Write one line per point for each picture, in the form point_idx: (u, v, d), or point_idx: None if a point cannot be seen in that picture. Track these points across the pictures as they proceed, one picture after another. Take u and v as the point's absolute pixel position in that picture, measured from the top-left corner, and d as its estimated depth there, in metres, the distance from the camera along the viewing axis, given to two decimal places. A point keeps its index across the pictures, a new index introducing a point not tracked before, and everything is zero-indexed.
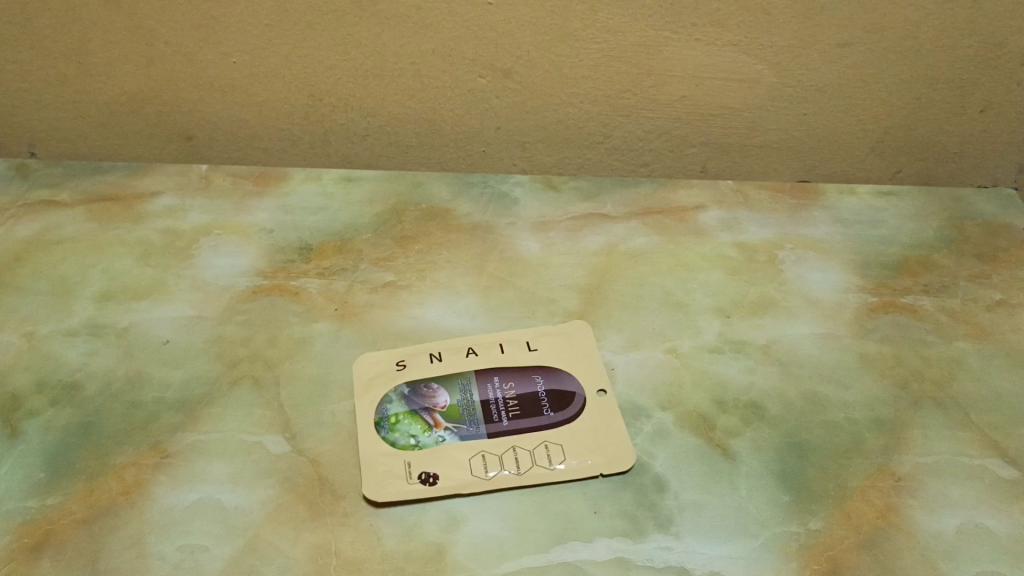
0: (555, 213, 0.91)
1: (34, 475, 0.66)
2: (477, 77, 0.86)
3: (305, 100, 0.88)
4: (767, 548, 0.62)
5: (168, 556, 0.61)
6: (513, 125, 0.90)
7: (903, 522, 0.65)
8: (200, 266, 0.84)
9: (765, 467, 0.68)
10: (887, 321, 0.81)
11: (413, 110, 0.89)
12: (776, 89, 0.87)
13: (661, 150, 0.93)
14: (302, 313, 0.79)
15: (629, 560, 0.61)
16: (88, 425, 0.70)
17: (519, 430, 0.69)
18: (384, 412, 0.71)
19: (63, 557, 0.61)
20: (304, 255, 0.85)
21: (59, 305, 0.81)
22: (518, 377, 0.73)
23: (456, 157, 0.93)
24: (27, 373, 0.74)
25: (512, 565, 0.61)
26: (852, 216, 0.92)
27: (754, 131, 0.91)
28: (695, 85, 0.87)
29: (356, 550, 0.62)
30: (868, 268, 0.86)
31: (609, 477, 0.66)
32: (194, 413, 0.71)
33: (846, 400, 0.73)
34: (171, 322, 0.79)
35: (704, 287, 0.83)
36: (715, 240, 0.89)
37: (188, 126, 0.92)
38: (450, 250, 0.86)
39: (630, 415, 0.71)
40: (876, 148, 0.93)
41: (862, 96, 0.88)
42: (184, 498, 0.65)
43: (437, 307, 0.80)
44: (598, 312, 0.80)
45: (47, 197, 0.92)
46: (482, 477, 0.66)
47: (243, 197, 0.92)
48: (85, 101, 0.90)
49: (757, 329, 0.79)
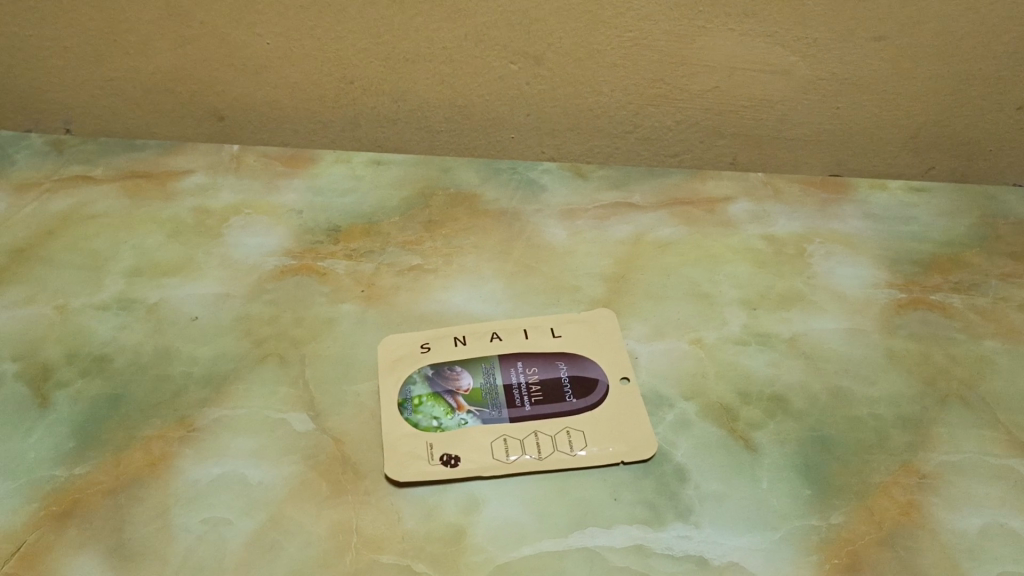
0: (582, 201, 0.91)
1: (63, 445, 0.67)
2: (508, 63, 0.86)
3: (337, 82, 0.89)
4: (787, 541, 0.62)
5: (192, 528, 0.62)
6: (543, 113, 0.90)
7: (926, 520, 0.64)
8: (229, 244, 0.85)
9: (788, 460, 0.67)
10: (915, 318, 0.80)
11: (443, 95, 0.89)
12: (810, 81, 0.86)
13: (691, 141, 0.93)
14: (329, 293, 0.80)
15: (648, 548, 0.61)
16: (117, 397, 0.71)
17: (542, 415, 0.69)
18: (407, 393, 0.71)
19: (90, 525, 0.62)
20: (332, 236, 0.86)
21: (91, 279, 0.82)
22: (542, 362, 0.73)
23: (485, 143, 0.94)
24: (58, 344, 0.75)
25: (531, 549, 0.61)
26: (883, 212, 0.91)
27: (786, 124, 0.90)
28: (728, 76, 0.86)
29: (376, 529, 0.62)
30: (897, 265, 0.86)
31: (630, 465, 0.67)
32: (220, 388, 0.72)
33: (871, 396, 0.73)
34: (200, 299, 0.80)
35: (731, 278, 0.83)
36: (743, 232, 0.88)
37: (221, 106, 0.92)
38: (477, 235, 0.87)
39: (652, 404, 0.71)
40: (909, 144, 0.92)
41: (897, 91, 0.87)
42: (209, 472, 0.66)
43: (462, 292, 0.81)
44: (623, 300, 0.80)
45: (81, 172, 0.93)
46: (503, 460, 0.66)
47: (274, 178, 0.92)
48: (121, 79, 0.91)
49: (783, 322, 0.79)
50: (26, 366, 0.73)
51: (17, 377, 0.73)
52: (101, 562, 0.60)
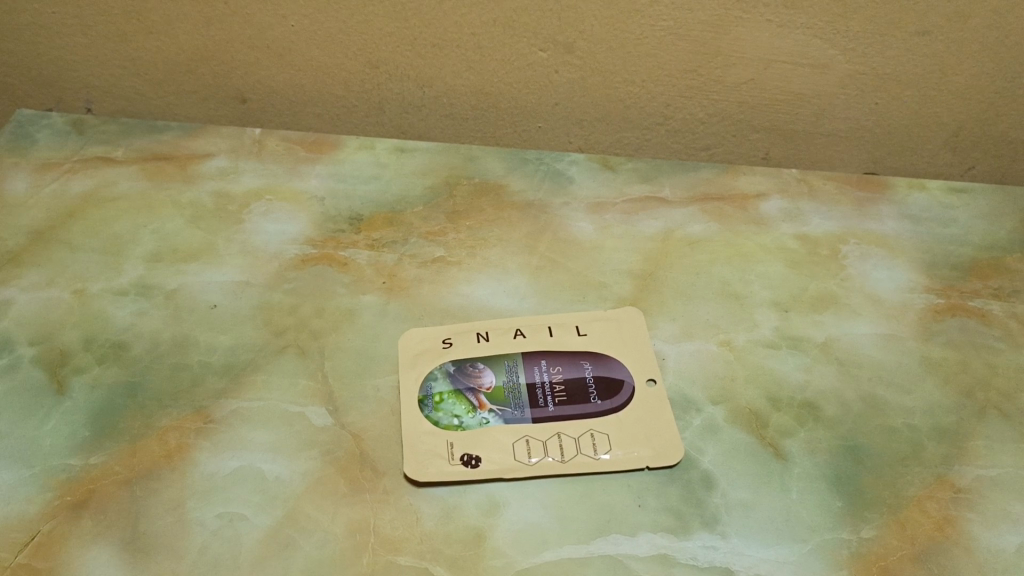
0: (610, 194, 0.89)
1: (79, 433, 0.66)
2: (538, 51, 0.83)
3: (363, 67, 0.87)
4: (816, 554, 0.60)
5: (207, 523, 0.61)
6: (572, 102, 0.88)
7: (961, 537, 0.62)
8: (250, 230, 0.83)
9: (818, 470, 0.65)
10: (952, 325, 0.77)
11: (470, 82, 0.87)
12: (848, 75, 0.84)
13: (723, 134, 0.90)
14: (350, 284, 0.78)
15: (673, 557, 0.60)
16: (134, 385, 0.70)
17: (565, 416, 0.68)
18: (428, 389, 0.70)
19: (106, 516, 0.61)
20: (354, 225, 0.84)
21: (110, 263, 0.81)
22: (566, 361, 0.71)
23: (512, 132, 0.92)
24: (75, 329, 0.74)
25: (552, 555, 0.60)
26: (921, 212, 0.88)
27: (822, 118, 0.88)
28: (764, 68, 0.84)
29: (395, 529, 0.61)
30: (935, 269, 0.83)
31: (655, 470, 0.65)
32: (238, 379, 0.70)
33: (906, 405, 0.71)
34: (219, 287, 0.78)
35: (762, 278, 0.81)
36: (776, 230, 0.86)
37: (244, 89, 0.91)
38: (503, 228, 0.85)
39: (679, 408, 0.69)
40: (949, 142, 0.89)
41: (939, 87, 0.84)
42: (226, 465, 0.65)
43: (486, 286, 0.79)
44: (651, 299, 0.78)
45: (102, 153, 0.91)
46: (525, 462, 0.65)
47: (296, 162, 0.90)
48: (143, 59, 0.89)
49: (816, 326, 0.76)
50: (44, 351, 0.72)
51: (34, 362, 0.71)
52: (115, 555, 0.59)
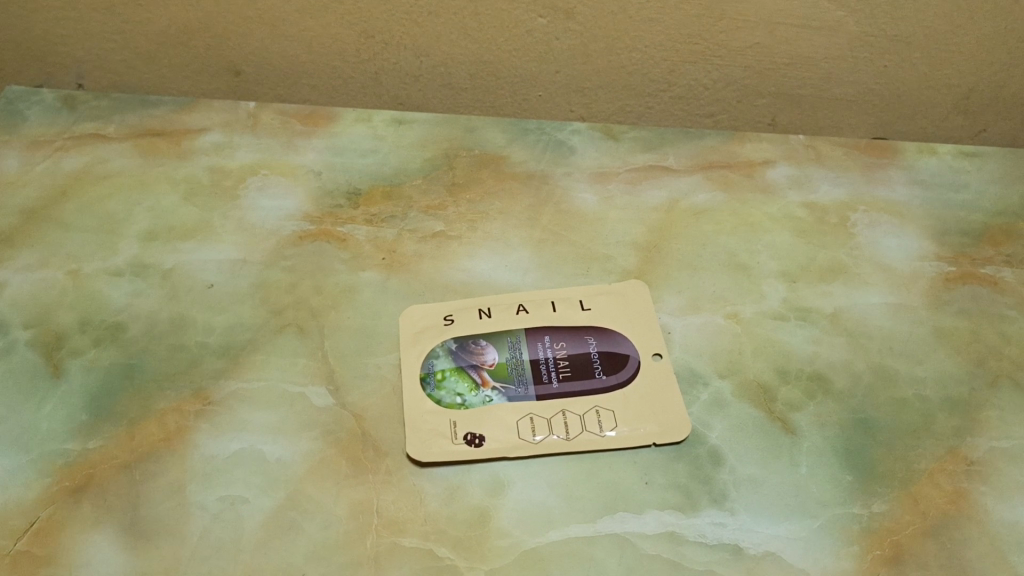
0: (613, 163, 0.87)
1: (77, 416, 0.65)
2: (537, 17, 0.81)
3: (357, 37, 0.85)
4: (826, 530, 0.59)
5: (208, 506, 0.60)
6: (573, 69, 0.86)
7: (974, 510, 0.61)
8: (246, 206, 0.82)
9: (828, 444, 0.64)
10: (964, 294, 0.76)
11: (469, 50, 0.85)
12: (858, 37, 0.81)
13: (729, 101, 0.88)
14: (349, 261, 0.77)
15: (680, 535, 0.59)
16: (131, 367, 0.69)
17: (570, 393, 0.66)
18: (430, 367, 0.68)
19: (105, 502, 0.60)
20: (352, 200, 0.82)
21: (105, 243, 0.79)
22: (571, 337, 0.70)
23: (512, 101, 0.90)
24: (71, 311, 0.73)
25: (558, 534, 0.59)
26: (931, 178, 0.87)
27: (830, 81, 0.86)
28: (770, 31, 0.81)
29: (398, 510, 0.60)
30: (946, 235, 0.81)
31: (662, 447, 0.64)
32: (237, 359, 0.69)
33: (917, 376, 0.69)
34: (216, 265, 0.77)
35: (770, 249, 0.79)
36: (784, 199, 0.84)
37: (238, 61, 0.89)
38: (504, 200, 0.83)
39: (686, 383, 0.68)
40: (960, 104, 0.87)
41: (951, 48, 0.82)
42: (226, 448, 0.63)
43: (487, 260, 0.77)
44: (656, 271, 0.76)
45: (94, 130, 0.89)
46: (529, 441, 0.64)
47: (292, 137, 0.89)
48: (133, 31, 0.87)
49: (825, 296, 0.75)
50: (39, 333, 0.71)
51: (29, 345, 0.70)
52: (116, 540, 0.59)
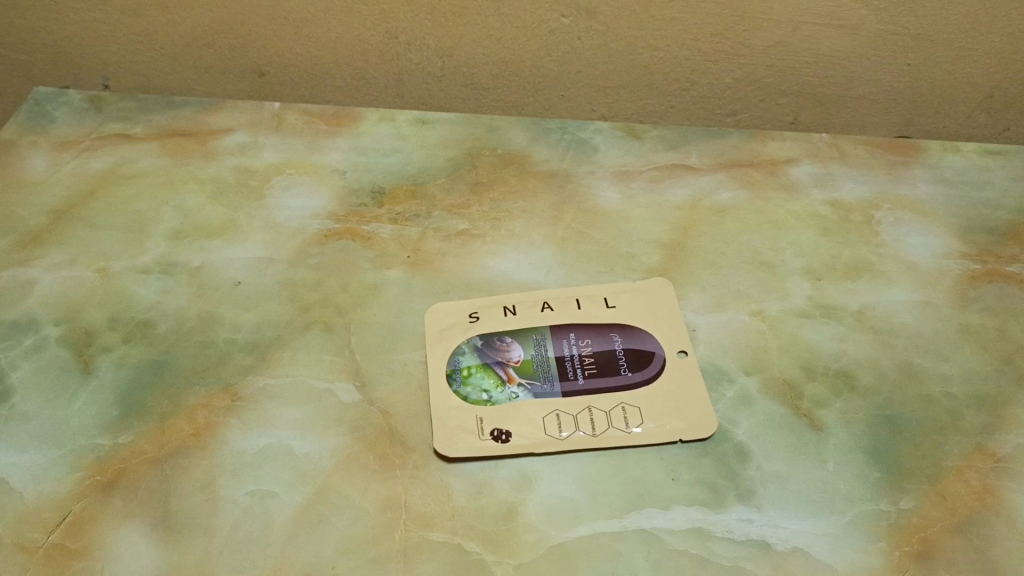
0: (636, 162, 0.87)
1: (107, 412, 0.66)
2: (559, 17, 0.82)
3: (381, 38, 0.85)
4: (854, 527, 0.59)
5: (238, 501, 0.61)
6: (595, 69, 0.86)
7: (1002, 507, 0.61)
8: (272, 205, 0.83)
9: (855, 441, 0.64)
10: (989, 291, 0.76)
11: (492, 51, 0.85)
12: (880, 35, 0.81)
13: (750, 99, 0.89)
14: (374, 259, 0.77)
15: (708, 531, 0.59)
16: (160, 363, 0.69)
17: (596, 389, 0.66)
18: (456, 363, 0.69)
19: (136, 496, 0.61)
20: (376, 199, 0.83)
21: (133, 241, 0.80)
22: (596, 334, 0.70)
23: (535, 101, 0.90)
24: (100, 309, 0.74)
25: (586, 529, 0.59)
26: (955, 176, 0.86)
27: (852, 80, 0.86)
28: (793, 30, 0.81)
29: (426, 505, 0.60)
30: (971, 233, 0.81)
31: (689, 443, 0.64)
32: (265, 356, 0.70)
33: (943, 373, 0.69)
34: (243, 263, 0.77)
35: (794, 246, 0.79)
36: (807, 197, 0.84)
37: (262, 62, 0.90)
38: (528, 199, 0.83)
39: (711, 380, 0.68)
40: (983, 103, 0.87)
41: (974, 46, 0.82)
42: (255, 443, 0.64)
43: (511, 258, 0.78)
44: (680, 269, 0.77)
45: (121, 130, 0.90)
46: (555, 437, 0.64)
47: (317, 136, 0.89)
48: (159, 33, 0.88)
49: (850, 294, 0.75)
50: (69, 330, 0.72)
51: (59, 342, 0.71)
52: (148, 534, 0.59)
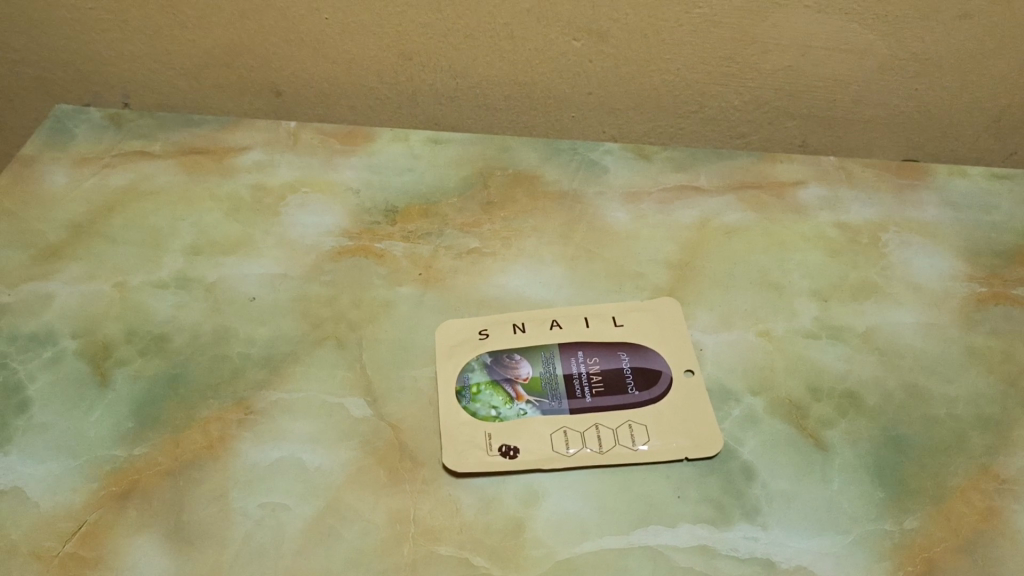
0: (645, 183, 0.88)
1: (123, 423, 0.67)
2: (571, 40, 0.83)
3: (395, 59, 0.87)
4: (859, 546, 0.60)
5: (250, 513, 0.62)
6: (606, 92, 0.88)
7: (1006, 528, 0.61)
8: (287, 222, 0.84)
9: (860, 461, 0.65)
10: (996, 314, 0.76)
11: (504, 73, 0.87)
12: (887, 60, 0.83)
13: (759, 122, 0.90)
14: (386, 276, 0.79)
15: (713, 548, 0.59)
16: (175, 376, 0.71)
17: (603, 407, 0.67)
18: (466, 380, 0.70)
19: (150, 507, 0.62)
20: (389, 217, 0.84)
21: (150, 256, 0.81)
22: (604, 353, 0.71)
23: (546, 122, 0.92)
24: (118, 322, 0.75)
25: (592, 545, 0.60)
26: (962, 199, 0.87)
27: (860, 103, 0.87)
28: (801, 54, 0.83)
29: (434, 519, 0.61)
30: (977, 256, 0.82)
31: (695, 461, 0.64)
32: (278, 370, 0.71)
33: (949, 394, 0.70)
34: (257, 279, 0.79)
35: (802, 267, 0.80)
36: (815, 219, 0.85)
37: (279, 82, 0.91)
38: (539, 218, 0.85)
39: (718, 399, 0.68)
40: (990, 126, 0.88)
41: (980, 70, 0.83)
42: (267, 456, 0.65)
43: (522, 276, 0.79)
44: (688, 288, 0.78)
45: (140, 148, 0.92)
46: (563, 453, 0.65)
47: (332, 155, 0.91)
48: (179, 53, 0.90)
49: (856, 315, 0.76)
50: (87, 343, 0.73)
51: (77, 354, 0.72)
52: (161, 544, 0.60)
